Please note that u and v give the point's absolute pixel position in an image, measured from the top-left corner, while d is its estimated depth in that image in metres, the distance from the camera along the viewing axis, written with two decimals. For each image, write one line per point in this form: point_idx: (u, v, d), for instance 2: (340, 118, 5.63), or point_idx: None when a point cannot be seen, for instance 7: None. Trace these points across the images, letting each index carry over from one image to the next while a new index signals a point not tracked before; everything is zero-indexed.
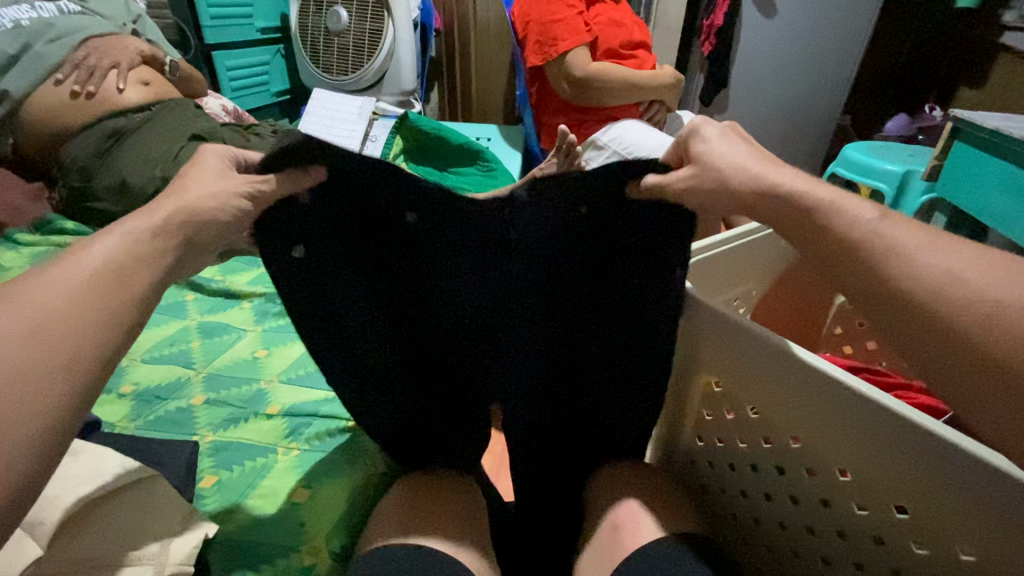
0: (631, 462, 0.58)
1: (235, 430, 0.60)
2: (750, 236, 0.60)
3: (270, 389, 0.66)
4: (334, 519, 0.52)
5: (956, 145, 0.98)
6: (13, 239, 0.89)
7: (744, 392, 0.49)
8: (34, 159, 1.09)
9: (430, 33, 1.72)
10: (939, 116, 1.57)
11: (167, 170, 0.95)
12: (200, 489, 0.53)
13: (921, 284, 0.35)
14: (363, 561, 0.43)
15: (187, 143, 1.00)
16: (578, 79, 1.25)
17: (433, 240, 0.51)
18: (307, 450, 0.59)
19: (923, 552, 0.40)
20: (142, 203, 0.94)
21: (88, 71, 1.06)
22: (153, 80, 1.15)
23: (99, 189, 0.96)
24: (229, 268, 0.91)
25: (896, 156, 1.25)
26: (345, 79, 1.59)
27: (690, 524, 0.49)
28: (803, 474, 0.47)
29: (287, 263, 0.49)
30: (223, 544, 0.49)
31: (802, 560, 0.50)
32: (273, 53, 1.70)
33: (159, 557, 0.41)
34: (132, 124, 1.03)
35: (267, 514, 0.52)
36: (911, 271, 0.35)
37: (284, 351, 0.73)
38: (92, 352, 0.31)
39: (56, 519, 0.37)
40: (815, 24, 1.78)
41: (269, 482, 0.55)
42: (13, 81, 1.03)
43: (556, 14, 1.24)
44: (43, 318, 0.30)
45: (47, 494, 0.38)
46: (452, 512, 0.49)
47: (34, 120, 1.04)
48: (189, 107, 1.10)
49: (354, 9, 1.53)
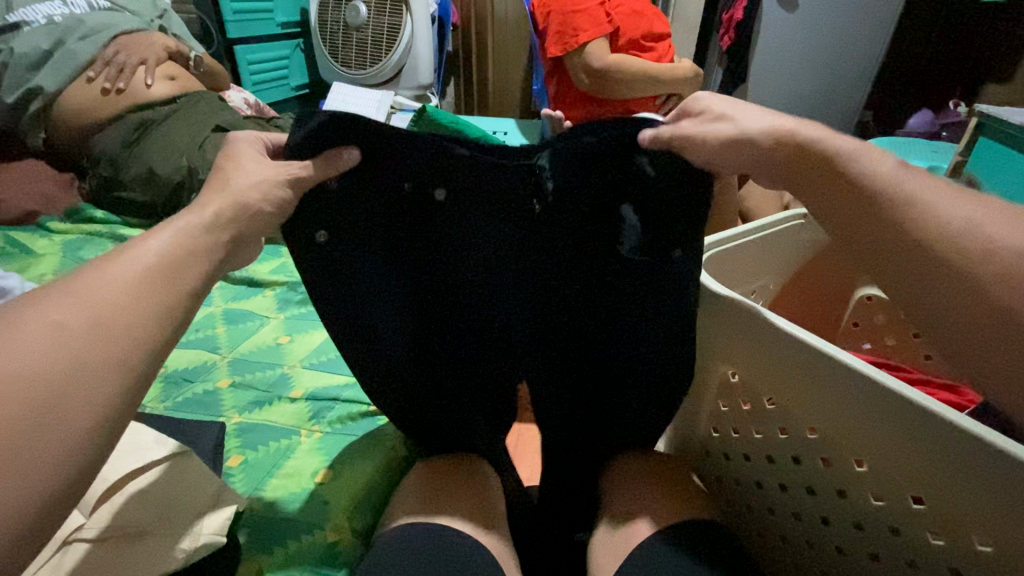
0: (644, 452, 0.59)
1: (260, 412, 0.62)
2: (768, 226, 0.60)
3: (294, 373, 0.68)
4: (355, 498, 0.53)
5: (981, 141, 0.97)
6: (46, 228, 0.92)
7: (761, 382, 0.50)
8: (65, 151, 1.12)
9: (447, 27, 1.73)
10: (963, 113, 1.54)
11: (192, 160, 0.97)
12: (228, 467, 0.55)
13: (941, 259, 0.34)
14: (387, 539, 0.45)
15: (210, 134, 1.02)
16: (595, 70, 1.25)
17: (464, 221, 0.52)
18: (328, 432, 0.60)
19: (938, 543, 0.41)
20: (168, 193, 0.97)
21: (118, 68, 1.09)
22: (179, 75, 1.18)
23: (127, 179, 0.99)
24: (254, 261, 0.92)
25: (918, 152, 1.23)
26: (363, 74, 1.60)
27: (706, 510, 0.50)
28: (819, 464, 0.47)
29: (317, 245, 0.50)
30: (251, 519, 0.51)
31: (817, 550, 0.50)
32: (293, 47, 1.73)
33: (192, 528, 0.42)
34: (160, 116, 1.06)
35: (293, 492, 0.53)
36: None
37: (306, 337, 0.75)
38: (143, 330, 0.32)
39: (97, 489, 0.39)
40: (838, 17, 1.75)
41: (294, 463, 0.56)
42: (46, 77, 1.06)
43: (578, 5, 1.26)
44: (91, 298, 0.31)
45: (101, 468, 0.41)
46: (472, 495, 0.50)
47: (67, 116, 1.07)
48: (214, 101, 1.13)
49: (373, 5, 1.55)
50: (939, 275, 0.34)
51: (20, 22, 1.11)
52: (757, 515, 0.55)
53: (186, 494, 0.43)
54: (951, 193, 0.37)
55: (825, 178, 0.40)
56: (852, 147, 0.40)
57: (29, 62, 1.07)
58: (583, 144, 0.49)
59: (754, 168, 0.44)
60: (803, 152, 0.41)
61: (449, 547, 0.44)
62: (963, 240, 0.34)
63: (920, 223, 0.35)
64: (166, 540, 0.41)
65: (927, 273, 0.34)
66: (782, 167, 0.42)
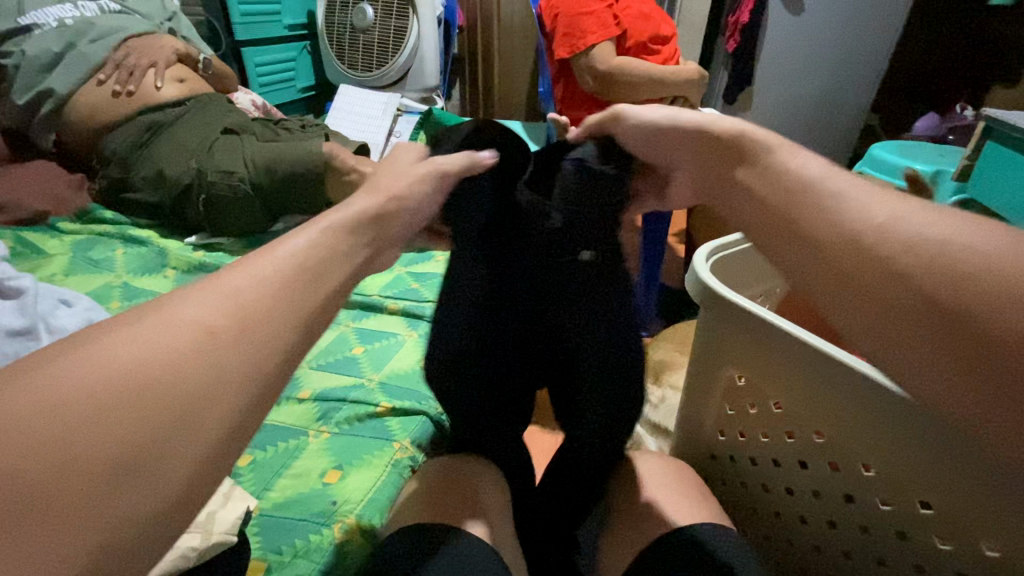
0: (648, 457, 0.59)
1: (270, 412, 0.63)
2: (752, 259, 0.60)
3: (301, 374, 0.69)
4: (364, 498, 0.54)
5: (988, 145, 0.96)
6: (56, 229, 0.93)
7: (768, 386, 0.50)
8: (75, 152, 1.13)
9: (453, 30, 1.74)
10: (970, 116, 1.53)
11: (201, 162, 0.98)
12: (238, 467, 0.56)
13: (863, 256, 0.32)
14: (395, 539, 0.45)
15: (219, 136, 1.03)
16: (601, 74, 1.26)
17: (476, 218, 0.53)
18: (336, 433, 0.61)
19: (946, 548, 0.41)
20: (177, 195, 0.97)
21: (128, 71, 1.10)
22: (188, 77, 1.19)
23: (137, 181, 0.99)
24: None
25: (926, 155, 1.23)
26: (369, 76, 1.61)
27: (715, 515, 0.50)
28: (825, 468, 0.47)
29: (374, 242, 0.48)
30: (263, 520, 0.51)
31: (823, 553, 0.50)
32: (300, 49, 1.74)
33: (204, 525, 0.41)
34: (169, 118, 1.07)
35: (301, 492, 0.54)
36: None
37: (314, 338, 0.75)
38: (259, 330, 0.29)
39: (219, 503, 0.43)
40: (843, 20, 1.75)
41: (302, 463, 0.57)
42: (58, 80, 1.07)
43: (586, 8, 1.26)
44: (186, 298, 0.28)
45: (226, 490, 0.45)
46: (481, 496, 0.51)
47: (78, 117, 1.08)
48: (223, 103, 1.14)
49: (380, 7, 1.56)
50: (858, 269, 0.32)
51: (31, 26, 1.11)
52: (763, 518, 0.55)
53: None
54: (870, 187, 0.36)
55: (745, 174, 0.41)
56: (764, 140, 0.42)
57: (39, 64, 1.08)
58: (563, 145, 0.54)
59: (682, 157, 0.47)
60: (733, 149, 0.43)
61: (435, 552, 0.43)
62: (882, 232, 0.32)
63: (836, 215, 0.34)
64: (181, 537, 0.40)
65: (847, 270, 0.32)
66: (705, 158, 0.45)
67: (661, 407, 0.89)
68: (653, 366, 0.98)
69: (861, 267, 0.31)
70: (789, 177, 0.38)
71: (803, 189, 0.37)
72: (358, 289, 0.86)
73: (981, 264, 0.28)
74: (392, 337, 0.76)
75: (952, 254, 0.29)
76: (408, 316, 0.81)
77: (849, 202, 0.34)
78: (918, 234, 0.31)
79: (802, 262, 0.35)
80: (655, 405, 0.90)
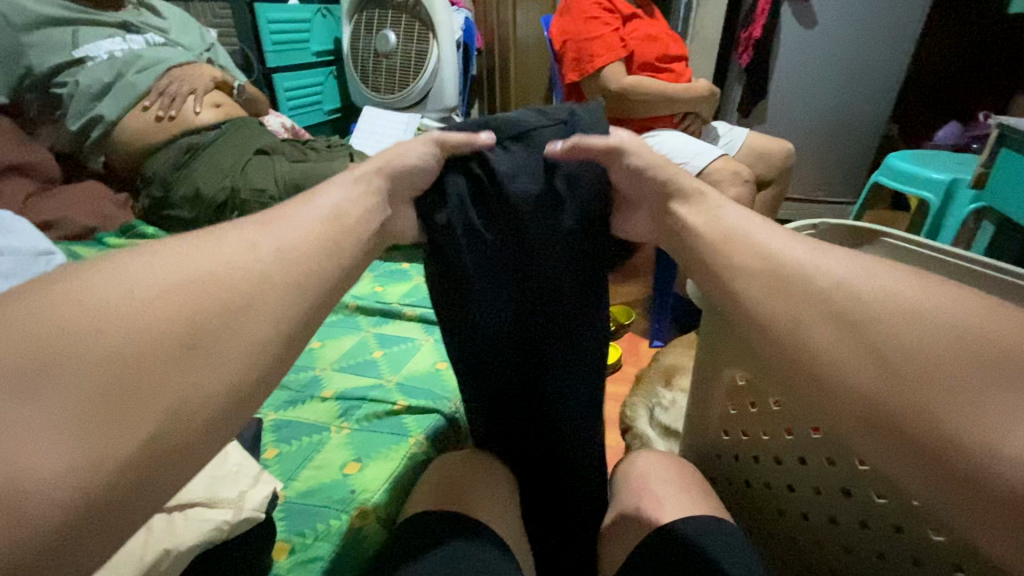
0: (655, 454, 0.61)
1: (295, 410, 0.67)
2: (858, 227, 0.61)
3: (324, 375, 0.73)
4: (381, 487, 0.57)
5: (1004, 152, 1.03)
6: (102, 242, 0.99)
7: (767, 385, 0.51)
8: (122, 173, 1.22)
9: (471, 52, 1.83)
10: (992, 124, 1.55)
11: (235, 180, 1.05)
12: (264, 459, 0.60)
13: (805, 325, 0.33)
14: (407, 527, 0.48)
15: (252, 157, 1.10)
16: (613, 93, 1.26)
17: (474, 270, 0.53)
18: (356, 429, 0.64)
19: (939, 539, 0.42)
20: (214, 212, 1.05)
21: (170, 97, 1.19)
22: (224, 103, 1.28)
23: (177, 199, 1.07)
24: (383, 277, 0.98)
25: (942, 164, 1.29)
26: (392, 98, 1.68)
27: (711, 507, 0.52)
28: (824, 464, 0.48)
29: (432, 245, 0.54)
30: (287, 507, 0.55)
31: (824, 550, 0.52)
32: (326, 75, 1.83)
33: (237, 502, 0.44)
34: (206, 141, 1.15)
35: (323, 483, 0.57)
36: (828, 332, 0.33)
37: (336, 343, 0.80)
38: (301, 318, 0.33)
39: (180, 494, 0.43)
40: (859, 33, 1.76)
41: (323, 456, 0.60)
42: (107, 106, 1.16)
43: (593, 32, 1.28)
44: (257, 255, 0.34)
45: (194, 483, 0.45)
46: (480, 492, 0.53)
47: (125, 141, 1.17)
48: (254, 127, 1.21)
49: (402, 32, 1.63)
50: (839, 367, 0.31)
51: (85, 58, 1.18)
52: (766, 515, 0.57)
53: (228, 477, 0.46)
54: (845, 255, 0.36)
55: (795, 280, 0.35)
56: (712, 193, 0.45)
57: (91, 93, 1.15)
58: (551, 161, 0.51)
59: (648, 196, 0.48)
60: (669, 194, 0.46)
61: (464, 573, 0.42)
62: (819, 296, 0.34)
63: (825, 298, 0.33)
64: (216, 512, 0.43)
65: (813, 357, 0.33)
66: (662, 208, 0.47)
67: (672, 410, 0.92)
68: (665, 370, 1.02)
69: (806, 343, 0.33)
70: (730, 240, 0.40)
71: (738, 262, 0.39)
72: (378, 297, 0.91)
73: (902, 333, 0.31)
74: (411, 341, 0.81)
75: (883, 314, 0.32)
76: (425, 321, 0.85)
77: (756, 266, 0.37)
78: (848, 289, 0.33)
79: (783, 366, 0.34)
80: (666, 408, 0.93)
